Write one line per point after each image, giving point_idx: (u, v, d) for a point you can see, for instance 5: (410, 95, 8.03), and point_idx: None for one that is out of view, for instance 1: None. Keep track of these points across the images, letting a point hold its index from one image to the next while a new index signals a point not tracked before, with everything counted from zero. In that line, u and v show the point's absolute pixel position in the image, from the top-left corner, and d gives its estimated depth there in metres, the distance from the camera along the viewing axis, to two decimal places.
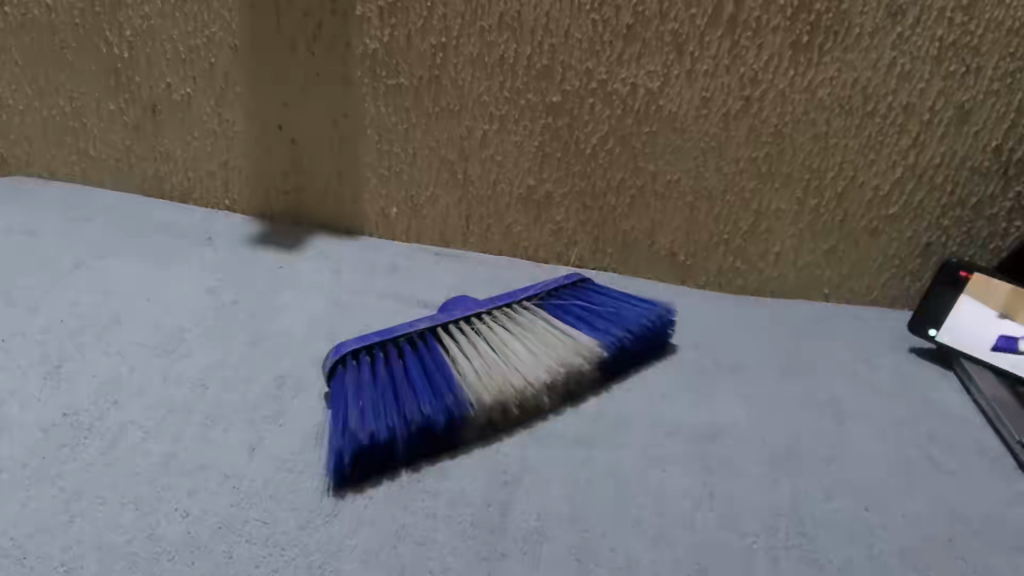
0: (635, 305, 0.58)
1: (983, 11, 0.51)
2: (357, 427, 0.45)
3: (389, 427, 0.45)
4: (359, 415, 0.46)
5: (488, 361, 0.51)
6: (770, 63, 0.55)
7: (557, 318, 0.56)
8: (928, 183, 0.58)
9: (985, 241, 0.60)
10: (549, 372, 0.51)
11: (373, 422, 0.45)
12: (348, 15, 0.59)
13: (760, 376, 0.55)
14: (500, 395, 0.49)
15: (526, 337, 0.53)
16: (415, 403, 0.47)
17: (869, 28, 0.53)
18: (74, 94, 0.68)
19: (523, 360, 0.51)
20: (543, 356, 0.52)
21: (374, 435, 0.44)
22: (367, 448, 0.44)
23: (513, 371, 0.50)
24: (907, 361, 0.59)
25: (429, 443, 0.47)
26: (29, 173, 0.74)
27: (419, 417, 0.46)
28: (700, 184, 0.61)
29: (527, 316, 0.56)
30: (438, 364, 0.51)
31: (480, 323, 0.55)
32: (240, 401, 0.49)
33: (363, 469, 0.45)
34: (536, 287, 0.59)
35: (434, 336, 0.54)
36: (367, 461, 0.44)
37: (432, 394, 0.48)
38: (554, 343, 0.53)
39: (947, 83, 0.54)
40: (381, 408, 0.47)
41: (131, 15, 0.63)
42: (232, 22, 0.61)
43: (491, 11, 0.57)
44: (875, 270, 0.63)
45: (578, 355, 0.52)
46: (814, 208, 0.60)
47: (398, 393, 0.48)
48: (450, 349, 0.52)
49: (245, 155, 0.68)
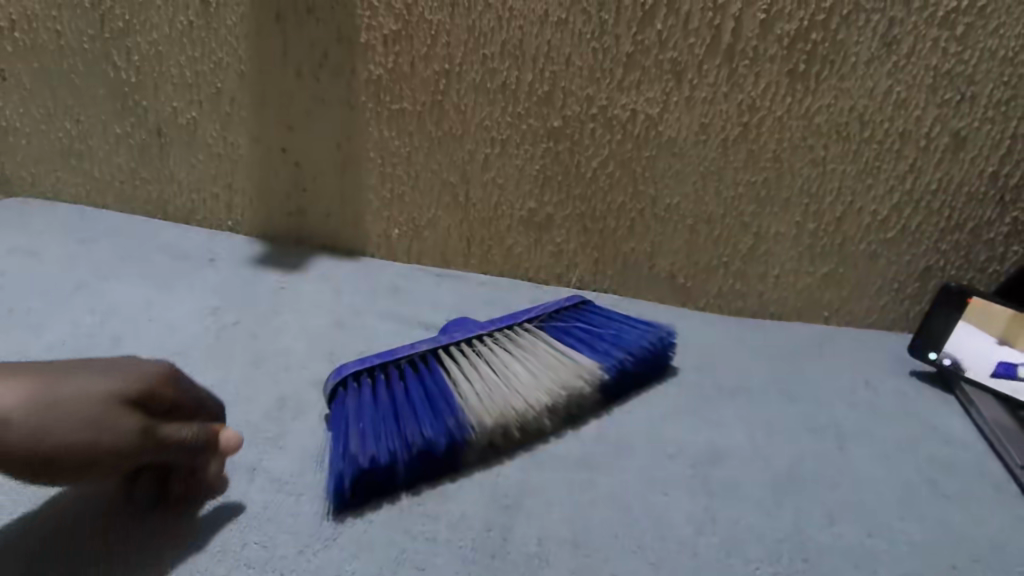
0: (635, 327, 0.58)
1: (977, 41, 0.52)
2: (358, 450, 0.44)
3: (390, 450, 0.45)
4: (359, 437, 0.45)
5: (489, 383, 0.50)
6: (767, 91, 0.56)
7: (558, 339, 0.56)
8: (925, 208, 0.58)
9: (984, 264, 0.60)
10: (550, 394, 0.50)
11: (374, 445, 0.45)
12: (352, 42, 0.60)
13: (760, 399, 0.56)
14: (502, 417, 0.48)
15: (527, 359, 0.53)
16: (414, 425, 0.47)
17: (865, 58, 0.54)
18: (80, 118, 0.69)
19: (524, 382, 0.51)
20: (543, 376, 0.51)
21: (373, 458, 0.44)
22: (367, 471, 0.44)
23: (515, 393, 0.50)
24: (907, 384, 0.59)
25: (430, 467, 0.46)
26: (34, 194, 0.75)
27: (420, 439, 0.46)
28: (699, 209, 0.62)
29: (528, 338, 0.56)
30: (439, 387, 0.50)
31: (480, 345, 0.55)
32: (241, 421, 0.49)
33: (364, 493, 0.44)
34: (537, 310, 0.59)
35: (435, 358, 0.54)
36: (366, 485, 0.44)
37: (432, 416, 0.48)
38: (554, 364, 0.53)
39: (943, 110, 0.55)
40: (382, 430, 0.47)
41: (139, 42, 0.64)
42: (239, 48, 0.62)
43: (494, 39, 0.58)
44: (873, 293, 0.63)
45: (579, 377, 0.52)
46: (812, 231, 0.61)
47: (399, 416, 0.48)
48: (452, 371, 0.52)
49: (248, 178, 0.69)
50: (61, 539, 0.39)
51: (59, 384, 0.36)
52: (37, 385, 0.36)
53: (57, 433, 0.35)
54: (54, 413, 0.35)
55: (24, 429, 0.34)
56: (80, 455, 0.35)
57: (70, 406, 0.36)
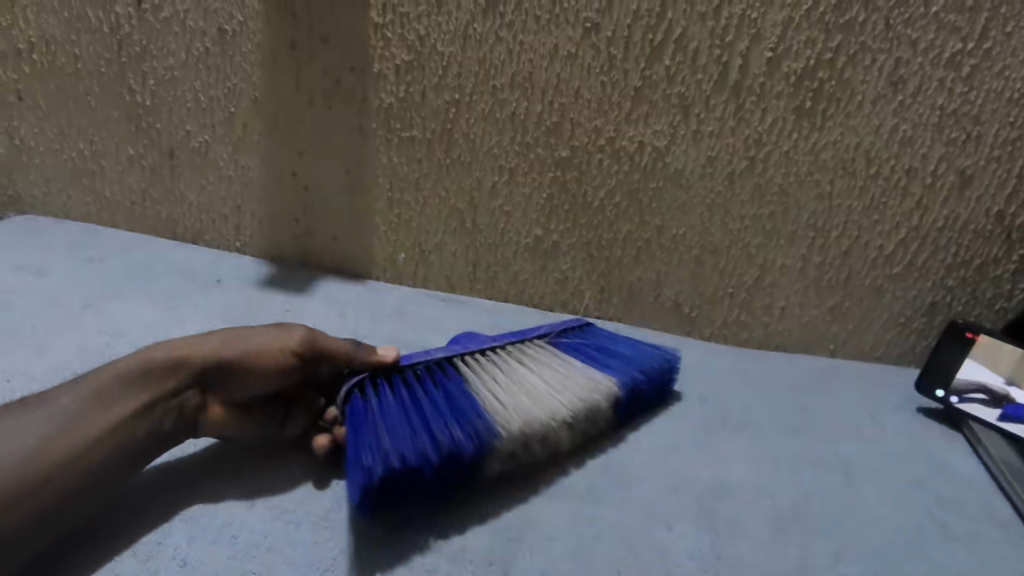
0: (646, 347, 0.58)
1: (983, 82, 0.52)
2: (388, 449, 0.44)
3: (420, 451, 0.44)
4: (389, 438, 0.45)
5: (509, 393, 0.50)
6: (774, 126, 0.56)
7: (569, 352, 0.56)
8: (932, 244, 0.58)
9: (990, 301, 0.60)
10: (571, 404, 0.50)
11: (404, 447, 0.44)
12: (365, 71, 0.61)
13: (767, 434, 0.55)
14: (525, 425, 0.48)
15: (543, 370, 0.53)
16: (442, 428, 0.46)
17: (871, 96, 0.54)
18: (93, 139, 0.70)
19: (544, 392, 0.50)
20: (563, 387, 0.51)
21: (405, 459, 0.43)
22: (397, 472, 0.43)
23: (536, 403, 0.49)
24: (913, 420, 0.58)
25: (458, 470, 0.46)
26: (46, 212, 0.76)
27: (450, 441, 0.45)
28: (706, 240, 0.62)
29: (538, 350, 0.56)
30: (460, 393, 0.50)
31: (496, 355, 0.55)
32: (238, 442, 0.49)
33: (391, 492, 0.43)
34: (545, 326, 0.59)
35: (452, 365, 0.54)
36: (395, 485, 0.43)
37: (460, 420, 0.47)
38: (573, 375, 0.53)
39: (949, 148, 0.55)
40: (410, 433, 0.46)
41: (154, 67, 0.65)
42: (253, 76, 0.63)
43: (504, 71, 0.58)
44: (879, 328, 0.63)
45: (598, 391, 0.52)
46: (818, 264, 0.61)
47: (424, 419, 0.47)
48: (471, 379, 0.52)
49: (258, 201, 0.69)
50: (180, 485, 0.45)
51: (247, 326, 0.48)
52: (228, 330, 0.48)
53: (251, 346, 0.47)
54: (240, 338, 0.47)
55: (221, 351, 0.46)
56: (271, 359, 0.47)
57: (247, 333, 0.47)
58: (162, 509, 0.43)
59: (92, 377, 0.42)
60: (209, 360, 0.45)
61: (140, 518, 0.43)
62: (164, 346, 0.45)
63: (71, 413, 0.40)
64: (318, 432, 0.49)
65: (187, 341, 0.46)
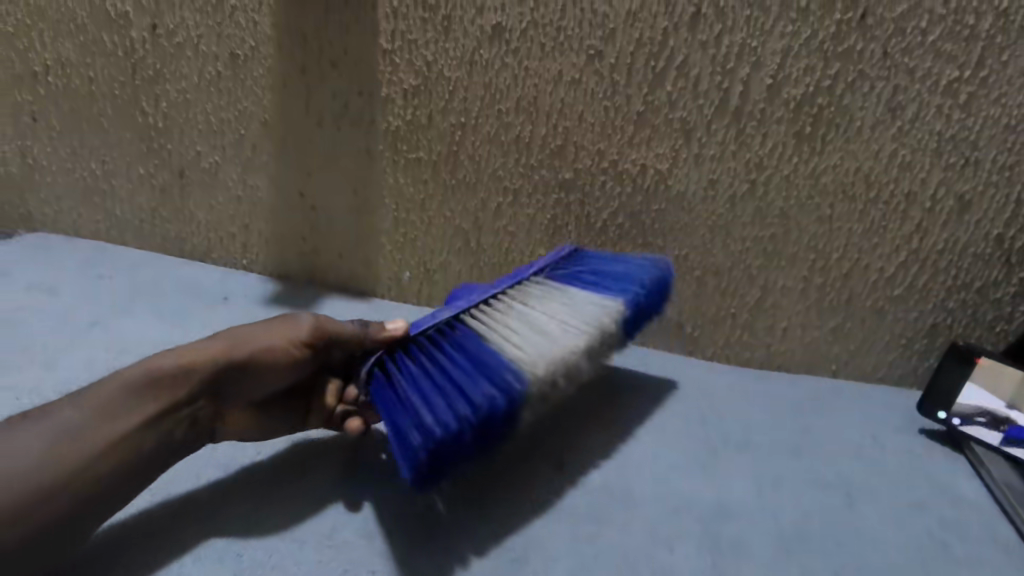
0: (634, 261, 0.59)
1: (980, 109, 0.53)
2: (425, 421, 0.43)
3: (456, 416, 0.43)
4: (422, 409, 0.44)
5: (524, 338, 0.50)
6: (774, 150, 0.57)
7: (577, 290, 0.56)
8: (932, 267, 0.59)
9: (991, 324, 0.61)
10: (583, 334, 0.50)
11: (440, 414, 0.43)
12: (373, 95, 0.62)
13: (769, 454, 0.56)
14: (550, 364, 0.47)
15: (550, 310, 0.53)
16: (470, 386, 0.45)
17: (869, 122, 0.55)
18: (105, 159, 0.72)
19: (558, 332, 0.50)
20: (574, 322, 0.51)
21: (444, 426, 0.42)
22: (438, 442, 0.42)
23: (553, 342, 0.49)
24: (916, 442, 0.58)
25: (497, 425, 0.44)
26: (58, 231, 0.77)
27: (483, 398, 0.43)
28: (708, 261, 0.62)
29: (540, 291, 0.57)
30: (477, 346, 0.49)
31: (505, 308, 0.54)
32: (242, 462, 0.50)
33: (438, 462, 0.42)
34: (540, 264, 0.60)
35: (462, 325, 0.53)
36: (440, 455, 0.42)
37: (487, 375, 0.46)
38: (582, 310, 0.53)
39: (947, 173, 0.55)
40: (442, 400, 0.44)
41: (167, 90, 0.66)
42: (264, 99, 0.64)
43: (509, 95, 0.59)
44: (881, 349, 0.63)
45: (605, 313, 0.52)
46: (819, 286, 0.61)
47: (453, 382, 0.46)
48: (484, 332, 0.51)
49: (266, 221, 0.70)
50: (188, 505, 0.46)
51: (248, 327, 0.49)
52: (230, 334, 0.49)
53: (261, 347, 0.48)
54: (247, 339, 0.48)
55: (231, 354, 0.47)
56: (281, 355, 0.48)
57: (252, 334, 0.48)
58: (171, 529, 0.44)
59: (97, 388, 0.43)
60: (220, 361, 0.46)
61: (147, 537, 0.43)
62: (172, 353, 0.46)
63: (74, 422, 0.41)
64: (352, 416, 0.50)
65: (193, 348, 0.47)
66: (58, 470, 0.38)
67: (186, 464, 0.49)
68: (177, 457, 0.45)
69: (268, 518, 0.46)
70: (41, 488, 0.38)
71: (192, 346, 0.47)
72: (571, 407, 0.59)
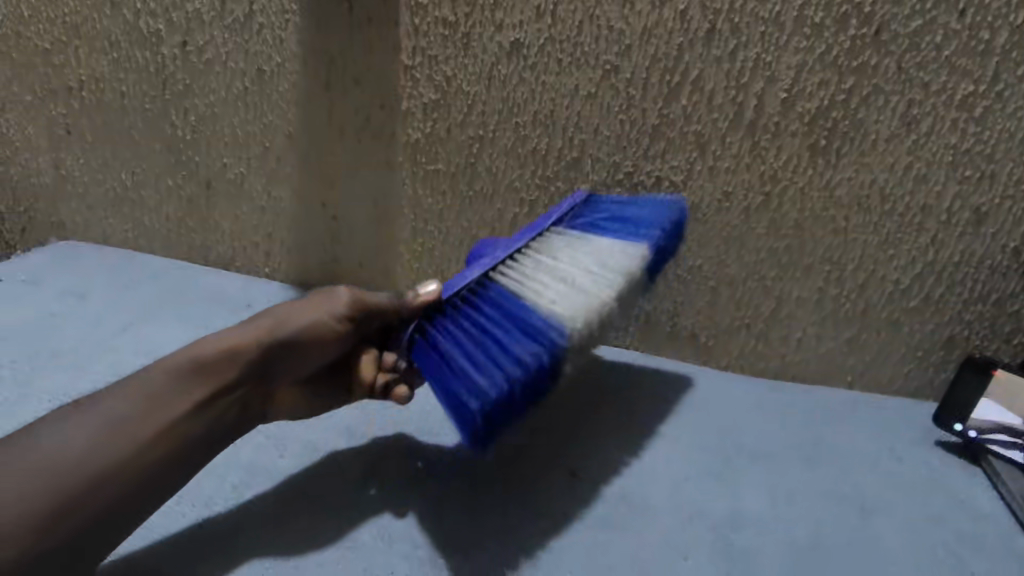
0: (648, 203, 0.59)
1: (996, 123, 0.53)
2: (478, 384, 0.45)
3: (507, 377, 0.45)
4: (473, 373, 0.46)
5: (559, 291, 0.51)
6: (789, 163, 0.57)
7: (599, 237, 0.57)
8: (949, 279, 0.59)
9: (1008, 336, 0.60)
10: (616, 284, 0.51)
11: (492, 377, 0.45)
12: (394, 109, 0.64)
13: (783, 464, 0.56)
14: (589, 315, 0.48)
15: (579, 261, 0.54)
16: (514, 345, 0.47)
17: (884, 135, 0.55)
18: (135, 170, 0.74)
19: (591, 283, 0.51)
20: (605, 272, 0.52)
21: (499, 389, 0.44)
22: (495, 404, 0.44)
23: (589, 294, 0.50)
24: (932, 454, 0.58)
25: (544, 380, 0.47)
26: (89, 239, 0.80)
27: (531, 359, 0.46)
28: (722, 271, 0.63)
29: (563, 242, 0.57)
30: (512, 303, 0.50)
31: (531, 260, 0.55)
32: (270, 469, 0.52)
33: (497, 421, 0.45)
34: (558, 211, 0.59)
35: (491, 280, 0.53)
36: (499, 414, 0.45)
37: (529, 334, 0.47)
38: (607, 257, 0.54)
39: (963, 186, 0.55)
40: (490, 363, 0.46)
41: (196, 104, 0.69)
42: (288, 113, 0.66)
43: (526, 109, 0.61)
44: (897, 360, 0.63)
45: (633, 261, 0.53)
46: (835, 297, 0.62)
47: (496, 343, 0.48)
48: (517, 289, 0.52)
49: (288, 230, 0.72)
50: (216, 517, 0.48)
51: (283, 306, 0.50)
52: (265, 316, 0.49)
53: (301, 329, 0.49)
54: (284, 322, 0.49)
55: (270, 339, 0.48)
56: (322, 334, 0.49)
57: (288, 315, 0.49)
58: (200, 542, 0.46)
59: (139, 380, 0.44)
60: (260, 347, 0.48)
61: (179, 550, 0.45)
62: (210, 341, 0.47)
63: (118, 411, 0.42)
64: (398, 386, 0.50)
65: (229, 335, 0.47)
66: (105, 461, 0.40)
67: (212, 475, 0.51)
68: (217, 448, 0.46)
69: (291, 527, 0.48)
70: (91, 481, 0.39)
71: (228, 333, 0.48)
72: (581, 410, 0.60)
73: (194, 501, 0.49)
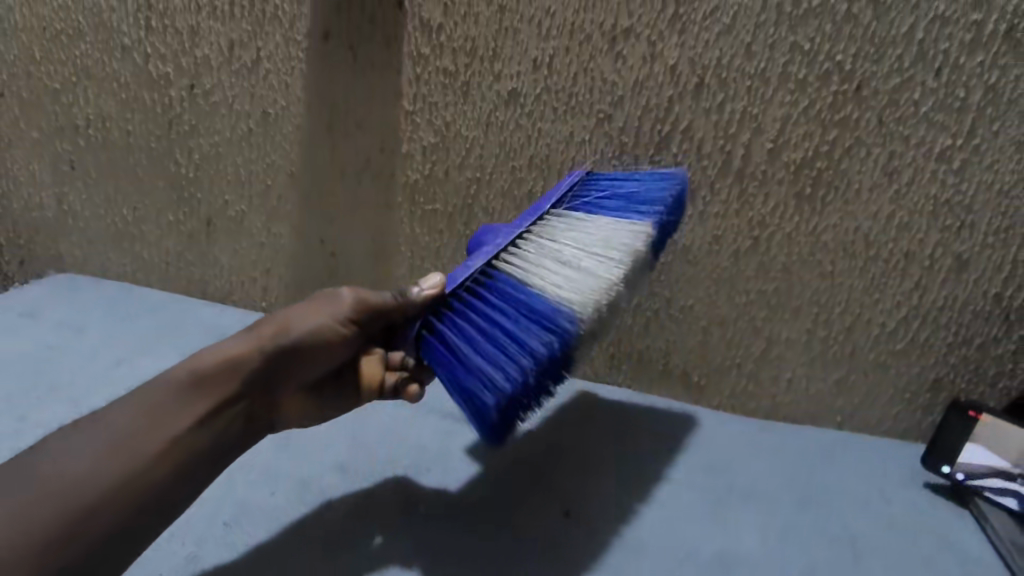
0: (644, 178, 0.57)
1: (974, 175, 0.55)
2: (494, 379, 0.45)
3: (522, 369, 0.46)
4: (487, 367, 0.46)
5: (565, 275, 0.50)
6: (776, 210, 0.59)
7: (599, 215, 0.55)
8: (933, 322, 0.60)
9: (993, 380, 0.61)
10: (623, 263, 0.50)
11: (507, 370, 0.46)
12: (394, 151, 0.65)
13: (775, 504, 0.56)
14: (598, 298, 0.48)
15: (583, 240, 0.52)
16: (525, 335, 0.47)
17: (867, 185, 0.57)
18: (137, 206, 0.75)
19: (597, 264, 0.50)
20: (609, 250, 0.51)
21: (515, 382, 0.45)
22: (513, 397, 0.45)
23: (597, 277, 0.49)
24: (921, 496, 0.59)
25: (555, 367, 0.47)
26: (89, 273, 0.81)
27: (543, 350, 0.46)
28: (713, 312, 0.64)
29: (563, 221, 0.55)
30: (517, 290, 0.50)
31: (531, 242, 0.53)
32: (262, 507, 0.52)
33: (514, 411, 0.46)
34: (558, 191, 0.58)
35: (492, 267, 0.52)
36: (516, 405, 0.46)
37: (538, 323, 0.47)
38: (610, 234, 0.52)
39: (944, 234, 0.57)
40: (503, 356, 0.47)
41: (200, 143, 0.70)
42: (290, 153, 0.68)
43: (522, 153, 0.62)
44: (885, 402, 0.64)
45: (639, 237, 0.52)
46: (823, 338, 0.63)
47: (506, 335, 0.48)
48: (522, 277, 0.50)
49: (287, 266, 0.73)
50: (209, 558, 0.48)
51: (285, 311, 0.50)
52: (267, 323, 0.49)
53: (304, 336, 0.49)
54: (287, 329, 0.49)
55: (274, 347, 0.48)
56: (327, 338, 0.49)
57: (290, 321, 0.49)
58: None
59: (141, 395, 0.44)
60: (264, 354, 0.48)
61: None
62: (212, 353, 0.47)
63: (120, 427, 0.42)
64: (407, 383, 0.50)
65: (231, 345, 0.48)
66: (104, 482, 0.40)
67: (207, 514, 0.52)
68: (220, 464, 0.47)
69: (281, 567, 0.48)
70: (87, 506, 0.39)
71: (229, 344, 0.48)
72: (575, 449, 0.60)
73: (187, 541, 0.49)
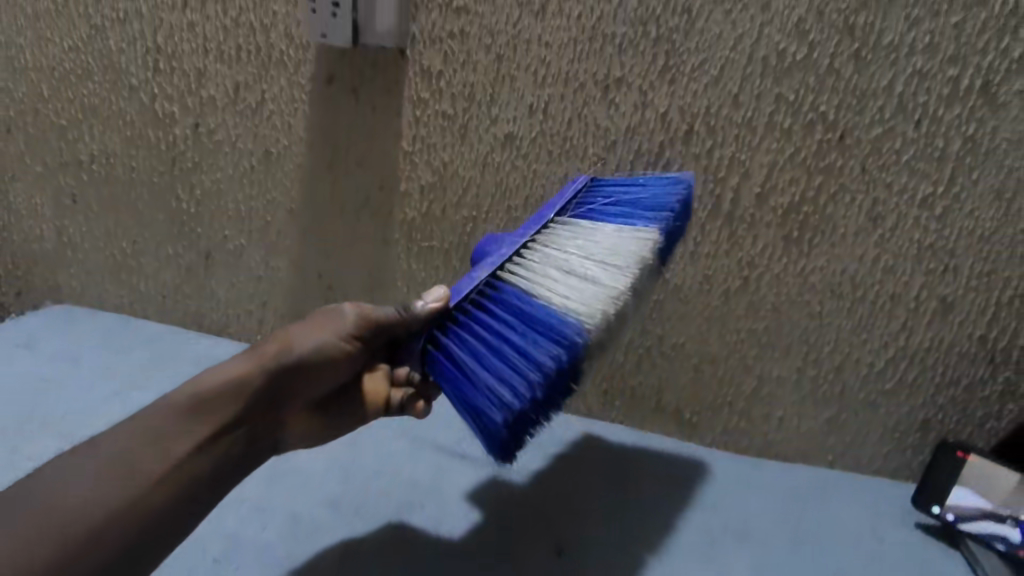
0: (648, 184, 0.57)
1: (956, 221, 0.57)
2: (503, 396, 0.46)
3: (529, 385, 0.46)
4: (495, 384, 0.47)
5: (571, 286, 0.50)
6: (764, 251, 0.61)
7: (604, 223, 0.56)
8: (920, 363, 0.61)
9: (980, 421, 0.62)
10: (629, 273, 0.50)
11: (515, 386, 0.47)
12: (392, 189, 0.67)
13: (767, 544, 0.57)
14: (605, 308, 0.48)
15: (589, 249, 0.53)
16: (532, 348, 0.48)
17: (852, 230, 0.59)
18: (136, 239, 0.76)
19: (603, 274, 0.51)
20: (615, 261, 0.51)
21: (523, 398, 0.46)
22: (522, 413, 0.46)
23: (602, 287, 0.50)
24: (912, 536, 0.59)
25: (563, 379, 0.48)
26: (86, 304, 0.81)
27: (551, 362, 0.47)
28: (704, 350, 0.65)
29: (568, 229, 0.56)
30: (523, 302, 0.50)
31: (536, 252, 0.54)
32: (253, 544, 0.53)
33: (523, 425, 0.47)
34: (562, 198, 0.58)
35: (498, 278, 0.52)
36: (524, 420, 0.47)
37: (545, 335, 0.48)
38: (615, 243, 0.53)
39: (929, 278, 0.59)
40: (511, 370, 0.47)
41: (202, 179, 0.72)
42: (291, 189, 0.69)
43: (518, 193, 0.64)
44: (875, 441, 0.65)
45: (643, 246, 0.52)
46: (813, 378, 0.64)
47: (513, 349, 0.48)
48: (528, 288, 0.51)
49: (284, 299, 0.74)
50: None
51: (285, 330, 0.50)
52: (268, 343, 0.49)
53: (308, 354, 0.48)
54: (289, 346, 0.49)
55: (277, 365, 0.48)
56: (331, 355, 0.49)
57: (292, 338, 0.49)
58: None
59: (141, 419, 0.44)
60: (268, 374, 0.47)
61: None
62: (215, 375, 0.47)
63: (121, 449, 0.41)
64: (415, 398, 0.51)
65: (233, 365, 0.47)
66: (108, 503, 0.39)
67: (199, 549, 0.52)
68: None
69: None
70: (93, 529, 0.38)
71: (231, 364, 0.47)
72: (568, 487, 0.61)
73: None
